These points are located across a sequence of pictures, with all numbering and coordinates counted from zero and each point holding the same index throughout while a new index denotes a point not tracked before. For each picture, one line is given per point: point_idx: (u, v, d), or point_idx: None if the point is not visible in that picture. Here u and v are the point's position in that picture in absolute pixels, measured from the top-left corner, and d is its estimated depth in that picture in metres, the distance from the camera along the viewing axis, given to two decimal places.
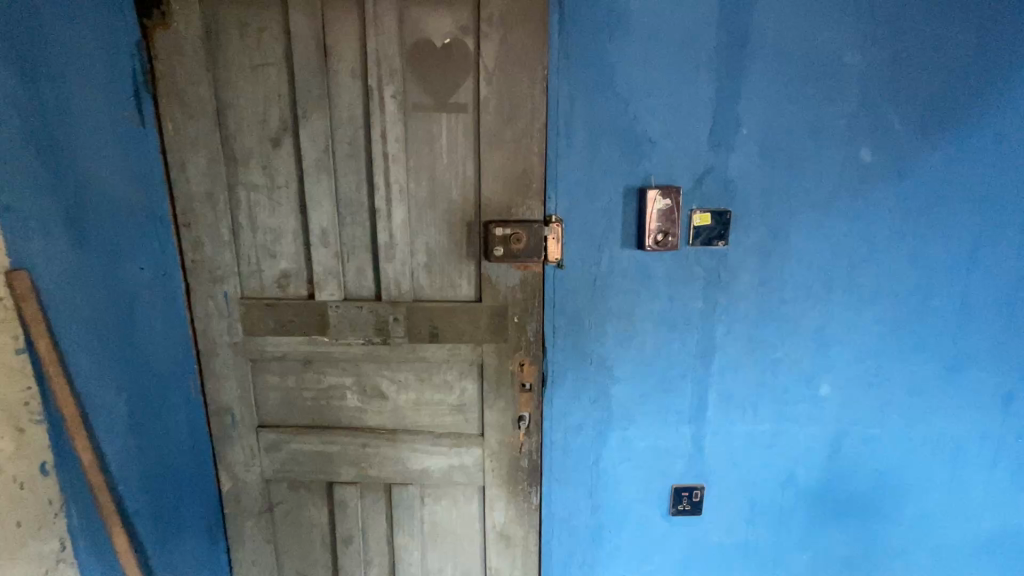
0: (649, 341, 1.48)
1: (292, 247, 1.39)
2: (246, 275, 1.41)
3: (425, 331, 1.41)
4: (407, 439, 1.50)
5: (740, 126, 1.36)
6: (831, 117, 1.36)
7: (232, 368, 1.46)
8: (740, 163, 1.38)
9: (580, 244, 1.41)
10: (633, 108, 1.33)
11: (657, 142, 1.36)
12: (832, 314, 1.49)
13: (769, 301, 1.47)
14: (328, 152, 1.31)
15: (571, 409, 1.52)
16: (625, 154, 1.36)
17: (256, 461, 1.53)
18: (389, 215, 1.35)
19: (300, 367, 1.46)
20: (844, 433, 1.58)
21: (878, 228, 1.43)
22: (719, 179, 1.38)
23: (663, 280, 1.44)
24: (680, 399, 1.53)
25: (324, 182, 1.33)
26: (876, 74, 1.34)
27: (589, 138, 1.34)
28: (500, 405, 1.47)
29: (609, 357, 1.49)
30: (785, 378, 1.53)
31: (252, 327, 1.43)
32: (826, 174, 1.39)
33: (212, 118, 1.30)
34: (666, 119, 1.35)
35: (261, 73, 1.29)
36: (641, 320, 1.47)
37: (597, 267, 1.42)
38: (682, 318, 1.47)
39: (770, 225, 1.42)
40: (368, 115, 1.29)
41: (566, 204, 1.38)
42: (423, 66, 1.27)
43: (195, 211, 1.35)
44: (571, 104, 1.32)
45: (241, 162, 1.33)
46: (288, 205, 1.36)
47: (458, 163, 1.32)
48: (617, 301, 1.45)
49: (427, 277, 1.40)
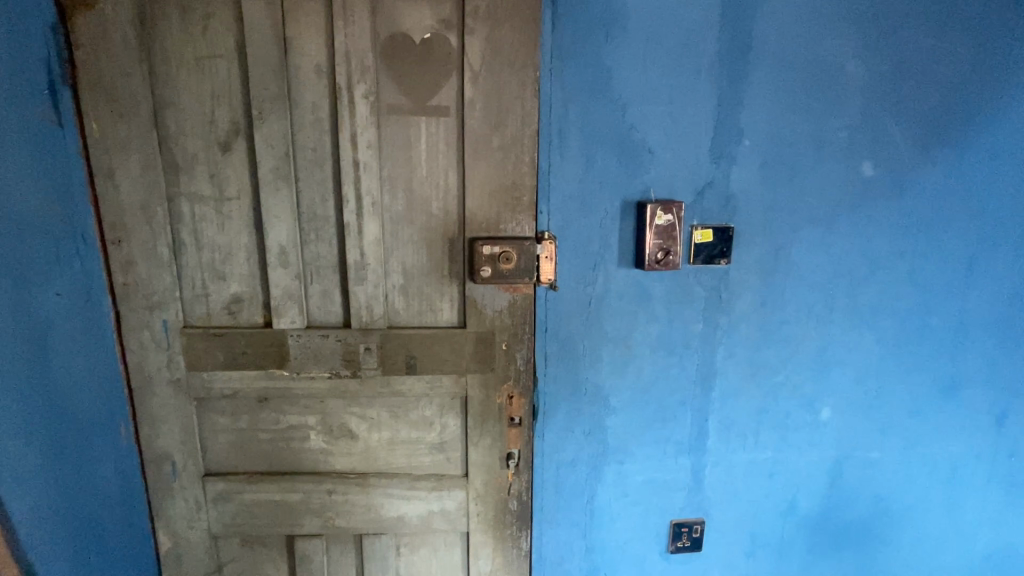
0: (647, 367, 1.37)
1: (245, 268, 1.20)
2: (190, 301, 1.21)
3: (400, 362, 1.25)
4: (379, 483, 1.33)
5: (743, 136, 1.27)
6: (833, 129, 1.29)
7: (174, 408, 1.25)
8: (742, 176, 1.29)
9: (574, 263, 1.28)
10: (631, 115, 1.23)
11: (656, 153, 1.25)
12: (833, 335, 1.42)
13: (770, 323, 1.39)
14: (289, 158, 1.14)
15: (563, 443, 1.38)
16: (623, 165, 1.25)
17: (201, 515, 1.31)
18: (360, 231, 1.18)
19: (254, 405, 1.27)
20: (845, 457, 1.51)
21: (878, 245, 1.37)
22: (721, 193, 1.29)
23: (662, 301, 1.33)
24: (679, 429, 1.42)
25: (284, 193, 1.15)
26: (878, 84, 1.28)
27: (583, 147, 1.23)
28: (486, 442, 1.32)
29: (604, 385, 1.36)
30: (786, 403, 1.45)
31: (196, 362, 1.22)
32: (827, 189, 1.32)
33: (147, 117, 1.11)
34: (666, 128, 1.24)
35: (207, 65, 1.10)
36: (638, 345, 1.35)
37: (591, 288, 1.30)
38: (682, 341, 1.37)
39: (773, 242, 1.34)
40: (336, 118, 1.13)
41: (559, 219, 1.25)
42: (399, 63, 1.12)
43: (127, 226, 1.15)
44: (565, 110, 1.20)
45: (184, 169, 1.14)
46: (240, 220, 1.18)
47: (439, 174, 1.18)
48: (614, 324, 1.33)
49: (405, 300, 1.24)
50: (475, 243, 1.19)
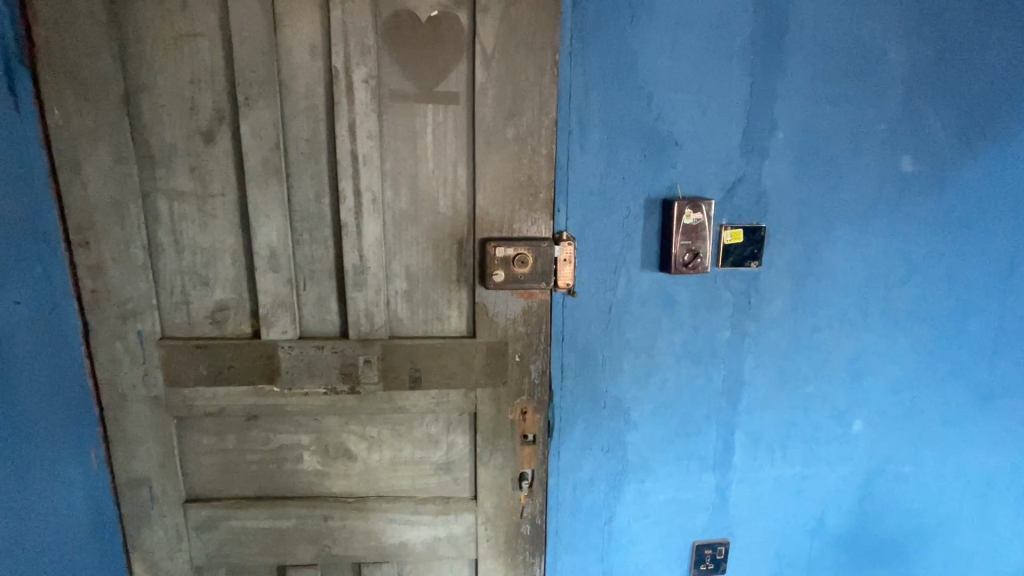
0: (671, 377, 1.27)
1: (231, 272, 1.08)
2: (168, 309, 1.08)
3: (404, 375, 1.14)
4: (380, 508, 1.21)
5: (776, 128, 1.17)
6: (872, 120, 1.20)
7: (152, 428, 1.12)
8: (774, 171, 1.19)
9: (593, 265, 1.18)
10: (658, 104, 1.12)
11: (684, 146, 1.15)
12: (867, 342, 1.33)
13: (801, 329, 1.29)
14: (279, 150, 1.02)
15: (580, 461, 1.28)
16: (648, 159, 1.14)
17: (183, 546, 1.19)
18: (359, 232, 1.06)
19: (241, 424, 1.15)
20: (877, 472, 1.41)
21: (916, 246, 1.28)
22: (752, 190, 1.19)
23: (687, 306, 1.23)
24: (704, 444, 1.32)
25: (274, 189, 1.03)
26: (920, 73, 1.19)
27: (605, 139, 1.12)
28: (497, 461, 1.20)
29: (625, 398, 1.26)
30: (816, 415, 1.36)
31: (177, 377, 1.10)
32: (864, 186, 1.23)
33: (118, 103, 0.98)
34: (694, 118, 1.14)
35: (187, 45, 0.98)
36: (661, 355, 1.25)
37: (612, 293, 1.19)
38: (708, 350, 1.27)
39: (806, 243, 1.24)
40: (332, 105, 1.01)
41: (577, 218, 1.15)
42: (403, 45, 1.00)
43: (96, 225, 1.02)
44: (585, 98, 1.10)
45: (161, 161, 1.02)
46: (225, 218, 1.05)
47: (447, 168, 1.06)
48: (635, 332, 1.22)
49: (409, 308, 1.12)
50: (490, 251, 1.08)
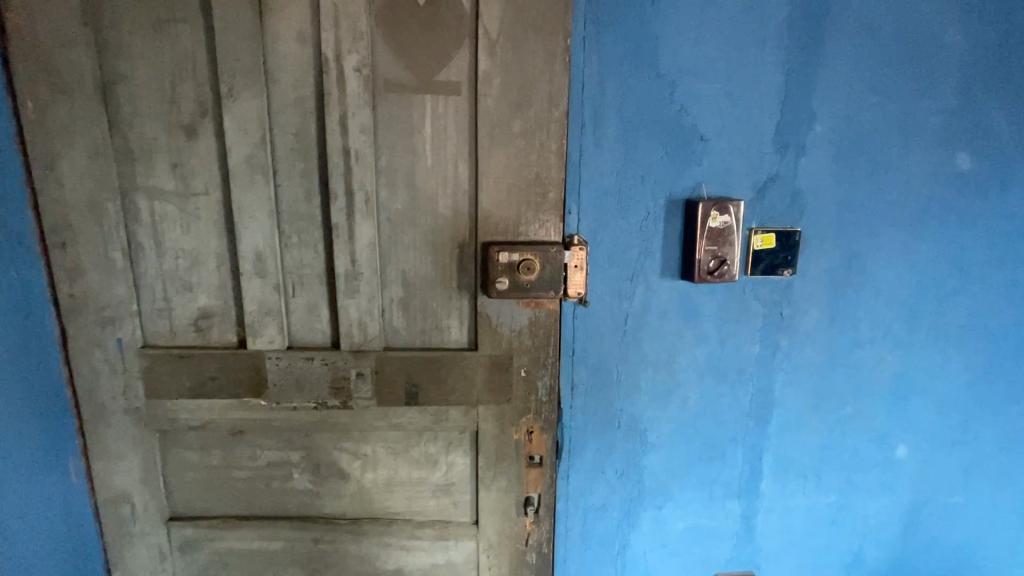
0: (692, 395, 1.15)
1: (215, 277, 1.00)
2: (149, 316, 1.01)
3: (400, 390, 1.05)
4: (374, 531, 1.12)
5: (814, 121, 1.05)
6: (924, 112, 1.07)
7: (132, 442, 1.05)
8: (811, 169, 1.07)
9: (607, 273, 1.07)
10: (681, 94, 1.01)
11: (710, 141, 1.04)
12: (914, 359, 1.19)
13: (839, 345, 1.16)
14: (266, 145, 0.94)
15: (592, 485, 1.17)
16: (670, 156, 1.03)
17: (166, 566, 1.12)
18: (352, 235, 0.98)
19: (227, 439, 1.07)
20: (922, 503, 1.27)
21: (972, 253, 1.14)
22: (786, 190, 1.07)
23: (712, 318, 1.12)
24: (729, 469, 1.20)
25: (260, 187, 0.96)
26: (981, 58, 1.05)
27: (621, 133, 1.01)
28: (501, 484, 1.11)
29: (641, 418, 1.15)
30: (855, 439, 1.22)
31: (159, 388, 1.03)
32: (914, 186, 1.10)
33: (94, 94, 0.91)
34: (722, 111, 1.03)
35: (166, 31, 0.90)
36: (682, 371, 1.14)
37: (628, 303, 1.09)
38: (734, 366, 1.15)
39: (846, 249, 1.11)
40: (323, 96, 0.93)
41: (590, 221, 1.04)
42: (399, 30, 0.91)
43: (73, 226, 0.96)
44: (600, 88, 0.99)
45: (140, 157, 0.95)
46: (209, 219, 0.98)
47: (447, 165, 0.97)
48: (653, 345, 1.12)
49: (405, 317, 1.03)
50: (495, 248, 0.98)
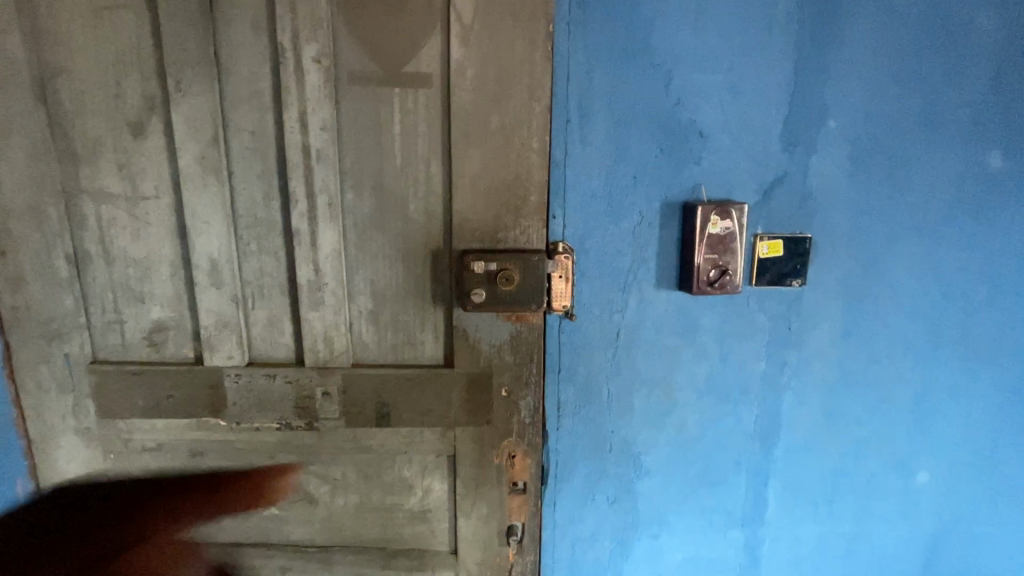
0: (691, 416, 1.06)
1: (169, 287, 0.93)
2: (100, 329, 0.94)
3: (370, 410, 0.96)
4: (346, 561, 1.04)
5: (827, 115, 0.95)
6: (950, 104, 0.96)
7: (84, 463, 0.98)
8: (824, 168, 0.97)
9: (597, 283, 0.98)
10: (679, 86, 0.92)
11: (710, 138, 0.94)
12: (937, 377, 1.08)
13: (853, 361, 1.06)
14: (219, 144, 0.86)
15: (581, 512, 1.08)
16: (665, 154, 0.93)
17: None
18: (314, 242, 0.90)
19: (184, 461, 0.99)
20: (945, 533, 1.16)
21: (1004, 261, 1.03)
22: (795, 191, 0.97)
23: (712, 332, 1.02)
24: (731, 495, 1.11)
25: (214, 190, 0.87)
26: (1016, 44, 0.94)
27: (612, 130, 0.92)
28: (481, 512, 1.02)
29: (635, 440, 1.06)
30: (871, 463, 1.12)
31: (111, 407, 0.95)
32: (938, 187, 0.99)
33: (33, 89, 0.84)
34: (724, 104, 0.93)
35: (108, 19, 0.83)
36: (680, 390, 1.04)
37: (620, 316, 0.99)
38: (737, 384, 1.05)
39: (862, 257, 1.01)
40: (280, 90, 0.85)
41: (578, 226, 0.95)
42: (363, 16, 0.83)
43: (14, 232, 0.89)
44: (588, 79, 0.90)
45: (84, 158, 0.87)
46: (160, 225, 0.90)
47: (418, 165, 0.88)
48: (648, 362, 1.02)
49: (375, 331, 0.95)
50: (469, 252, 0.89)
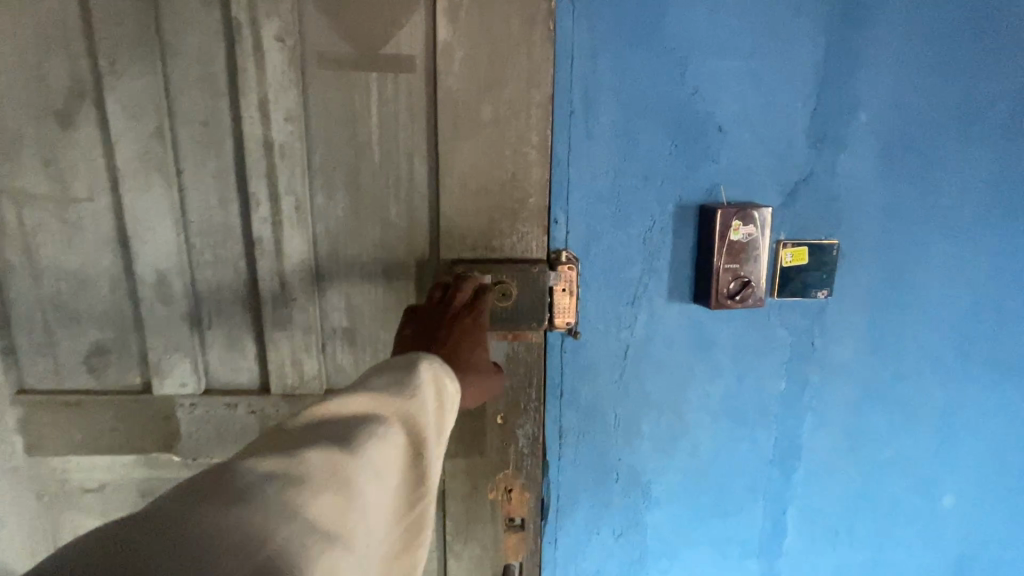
0: (704, 440, 0.96)
1: (109, 304, 0.80)
2: (29, 353, 0.81)
3: None
4: None
5: (857, 108, 0.85)
6: (991, 96, 0.87)
7: (13, 506, 0.86)
8: (852, 167, 0.87)
9: (603, 295, 0.87)
10: (695, 74, 0.81)
11: (729, 132, 0.84)
12: (968, 394, 0.99)
13: (879, 378, 0.97)
14: (165, 137, 0.74)
15: (584, 548, 0.97)
16: (679, 151, 0.83)
17: None
18: (280, 251, 0.78)
19: (133, 503, 0.86)
20: (971, 558, 1.08)
21: None
22: (821, 193, 0.88)
23: (729, 349, 0.92)
24: (747, 525, 1.01)
25: (160, 191, 0.75)
26: None
27: (620, 123, 0.81)
28: (475, 551, 0.92)
29: (643, 467, 0.95)
30: (895, 487, 1.03)
31: (44, 442, 0.83)
32: (976, 187, 0.90)
33: None
34: (745, 95, 0.83)
35: None
36: (692, 412, 0.94)
37: (628, 332, 0.89)
38: (755, 405, 0.96)
39: (891, 265, 0.92)
40: (237, 74, 0.72)
41: (582, 232, 0.84)
42: None
43: None
44: (594, 64, 0.79)
45: (5, 154, 0.75)
46: (97, 232, 0.77)
47: (399, 163, 0.76)
48: (658, 383, 0.92)
49: (352, 353, 0.82)
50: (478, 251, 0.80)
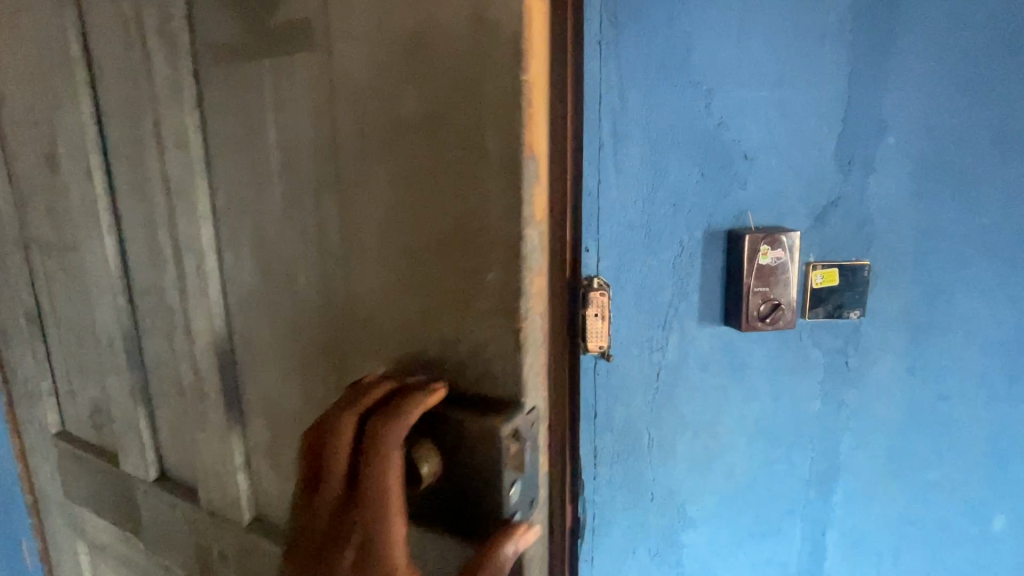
0: (740, 462, 0.96)
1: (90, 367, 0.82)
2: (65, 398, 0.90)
3: None
4: None
5: (886, 130, 0.85)
6: None
7: (63, 532, 0.97)
8: (883, 189, 0.87)
9: (635, 321, 0.89)
10: (722, 103, 0.83)
11: (756, 159, 0.85)
12: (1016, 415, 0.97)
13: (919, 398, 0.96)
14: (93, 177, 0.69)
15: (621, 569, 0.98)
16: (708, 179, 0.85)
17: None
18: (190, 330, 0.65)
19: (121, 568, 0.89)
20: None
21: None
22: (851, 215, 0.88)
23: (763, 370, 0.93)
24: (786, 547, 1.01)
25: (94, 241, 0.71)
26: None
27: (648, 154, 0.83)
28: None
29: (679, 489, 0.96)
30: (941, 510, 1.01)
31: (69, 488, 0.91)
32: (1015, 206, 0.89)
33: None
34: (772, 122, 0.84)
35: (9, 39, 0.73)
36: (727, 434, 0.95)
37: (660, 354, 0.90)
38: (791, 426, 0.95)
39: (928, 285, 0.91)
40: (137, 91, 0.62)
41: (613, 259, 0.86)
42: None
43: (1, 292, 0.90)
44: (621, 99, 0.81)
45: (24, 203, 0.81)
46: (77, 290, 0.78)
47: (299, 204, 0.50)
48: (692, 405, 0.93)
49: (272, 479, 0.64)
50: (414, 405, 0.41)
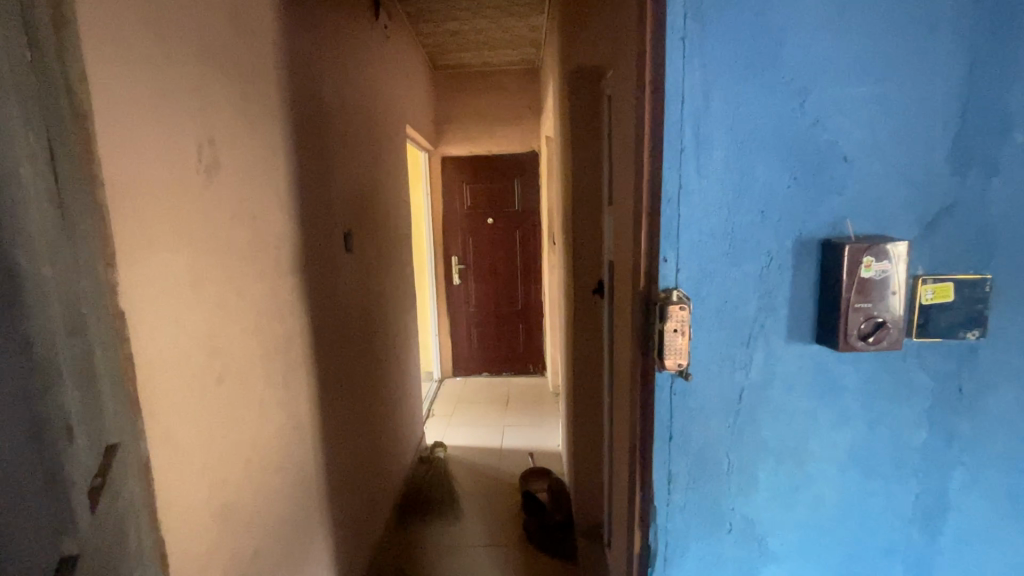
0: (831, 494, 0.87)
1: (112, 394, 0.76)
2: None
3: None
4: None
5: (1013, 128, 0.75)
6: None
7: None
8: (1007, 195, 0.77)
9: (715, 338, 0.82)
10: (817, 102, 0.76)
11: (856, 163, 0.77)
12: None
13: None
14: None
15: None
16: (799, 185, 0.78)
17: None
18: None
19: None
20: None
21: None
22: (967, 224, 0.78)
23: (859, 393, 0.84)
24: None
25: None
26: None
27: (733, 158, 0.77)
28: None
29: (760, 520, 0.88)
30: None
31: None
32: None
33: None
34: (875, 121, 0.76)
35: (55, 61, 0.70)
36: (816, 462, 0.86)
37: (743, 374, 0.83)
38: (892, 456, 0.86)
39: None
40: None
41: (692, 270, 0.80)
42: None
43: None
44: (705, 100, 0.76)
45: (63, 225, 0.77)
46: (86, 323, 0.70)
47: None
48: (778, 430, 0.85)
49: None
50: None
